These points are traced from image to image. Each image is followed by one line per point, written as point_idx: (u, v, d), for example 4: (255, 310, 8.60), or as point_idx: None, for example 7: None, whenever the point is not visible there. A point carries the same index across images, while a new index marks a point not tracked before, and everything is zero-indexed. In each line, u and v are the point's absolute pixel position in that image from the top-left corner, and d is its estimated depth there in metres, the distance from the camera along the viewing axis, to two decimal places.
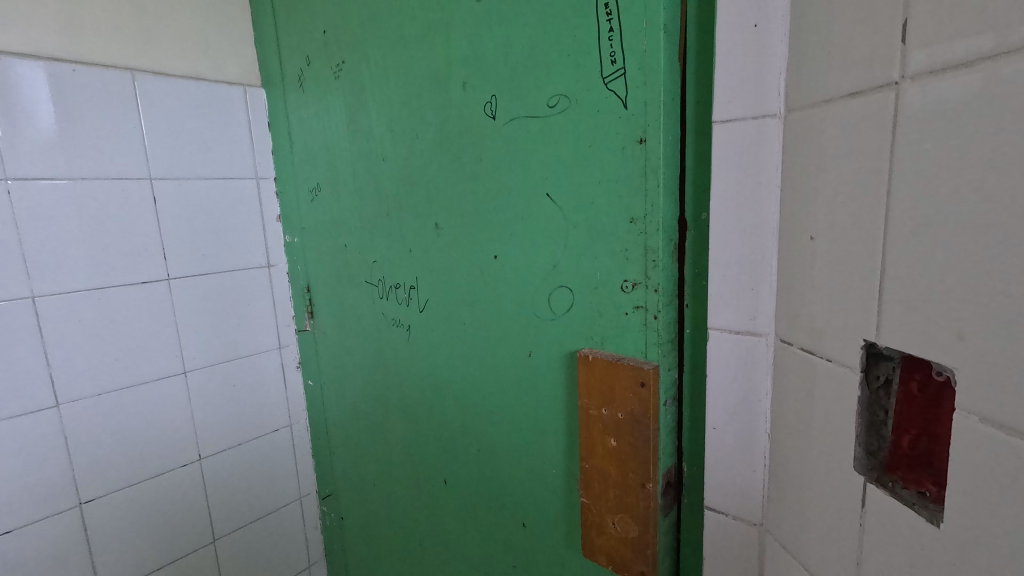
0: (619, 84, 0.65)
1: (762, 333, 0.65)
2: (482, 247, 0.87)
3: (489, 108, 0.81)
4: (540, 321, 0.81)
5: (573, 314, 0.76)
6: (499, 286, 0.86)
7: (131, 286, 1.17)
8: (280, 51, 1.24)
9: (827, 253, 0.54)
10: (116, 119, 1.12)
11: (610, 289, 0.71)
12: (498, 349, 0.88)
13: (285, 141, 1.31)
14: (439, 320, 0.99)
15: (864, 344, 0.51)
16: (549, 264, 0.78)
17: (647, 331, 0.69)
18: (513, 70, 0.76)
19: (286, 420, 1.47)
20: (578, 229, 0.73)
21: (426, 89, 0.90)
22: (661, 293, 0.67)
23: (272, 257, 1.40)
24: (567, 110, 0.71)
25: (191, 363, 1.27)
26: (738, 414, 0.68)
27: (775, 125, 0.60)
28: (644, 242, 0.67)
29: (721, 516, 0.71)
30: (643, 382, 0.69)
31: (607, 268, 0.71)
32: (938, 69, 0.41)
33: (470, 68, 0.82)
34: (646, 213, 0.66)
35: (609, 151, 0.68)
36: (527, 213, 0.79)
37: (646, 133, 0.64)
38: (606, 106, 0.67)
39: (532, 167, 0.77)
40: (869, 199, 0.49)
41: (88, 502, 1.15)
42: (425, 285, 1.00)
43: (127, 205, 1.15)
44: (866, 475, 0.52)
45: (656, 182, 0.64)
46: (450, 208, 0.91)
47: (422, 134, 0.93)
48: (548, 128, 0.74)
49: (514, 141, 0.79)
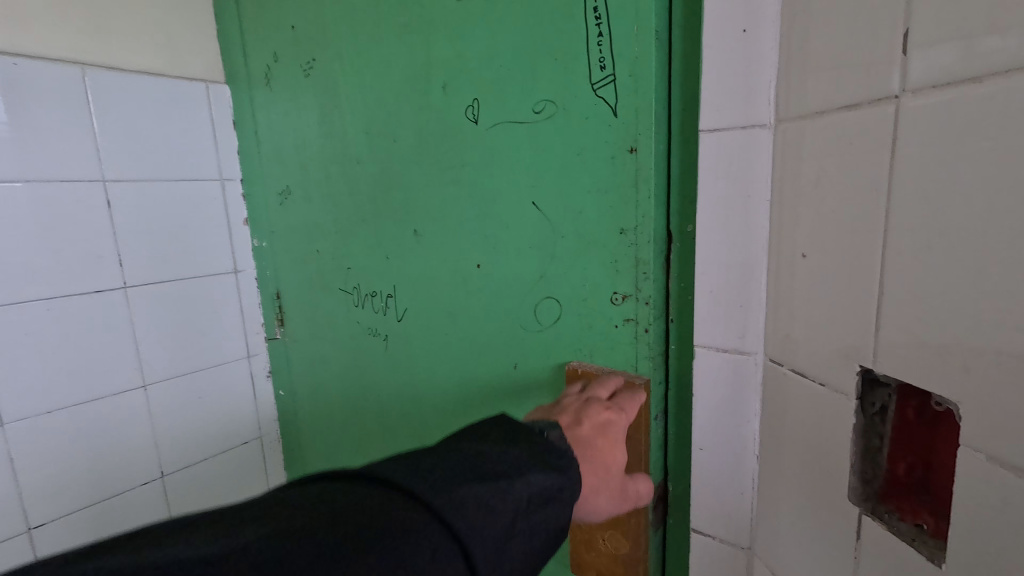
0: (608, 91, 0.62)
1: (750, 351, 0.62)
2: (464, 256, 0.83)
3: (471, 112, 0.76)
4: (525, 333, 0.78)
5: (561, 326, 0.73)
6: (482, 297, 0.82)
7: (84, 296, 1.09)
8: (246, 46, 1.18)
9: (817, 273, 0.52)
10: (65, 116, 1.04)
11: (598, 301, 0.69)
12: (482, 360, 0.84)
13: (251, 141, 1.24)
14: (419, 330, 0.94)
15: (860, 369, 0.47)
16: (535, 274, 0.74)
17: (637, 344, 0.67)
18: (496, 74, 0.72)
19: (256, 432, 1.40)
20: (567, 239, 0.70)
21: (404, 91, 0.85)
22: (652, 306, 0.65)
23: (240, 262, 1.33)
24: (554, 116, 0.68)
25: (151, 376, 1.20)
26: (725, 434, 0.65)
27: (764, 136, 0.57)
28: (635, 253, 0.64)
29: (708, 539, 0.69)
30: None
31: (596, 280, 0.68)
32: (943, 83, 0.38)
33: (449, 70, 0.78)
34: (637, 224, 0.64)
35: (598, 160, 0.65)
36: (512, 220, 0.75)
37: (636, 142, 0.62)
38: (594, 114, 0.64)
39: (517, 175, 0.73)
40: (863, 215, 0.46)
41: (38, 526, 1.07)
42: (404, 294, 0.95)
43: (77, 208, 1.07)
44: (860, 506, 0.49)
45: (648, 193, 0.62)
46: (430, 214, 0.87)
47: (400, 138, 0.88)
48: (534, 134, 0.70)
49: (498, 146, 0.75)
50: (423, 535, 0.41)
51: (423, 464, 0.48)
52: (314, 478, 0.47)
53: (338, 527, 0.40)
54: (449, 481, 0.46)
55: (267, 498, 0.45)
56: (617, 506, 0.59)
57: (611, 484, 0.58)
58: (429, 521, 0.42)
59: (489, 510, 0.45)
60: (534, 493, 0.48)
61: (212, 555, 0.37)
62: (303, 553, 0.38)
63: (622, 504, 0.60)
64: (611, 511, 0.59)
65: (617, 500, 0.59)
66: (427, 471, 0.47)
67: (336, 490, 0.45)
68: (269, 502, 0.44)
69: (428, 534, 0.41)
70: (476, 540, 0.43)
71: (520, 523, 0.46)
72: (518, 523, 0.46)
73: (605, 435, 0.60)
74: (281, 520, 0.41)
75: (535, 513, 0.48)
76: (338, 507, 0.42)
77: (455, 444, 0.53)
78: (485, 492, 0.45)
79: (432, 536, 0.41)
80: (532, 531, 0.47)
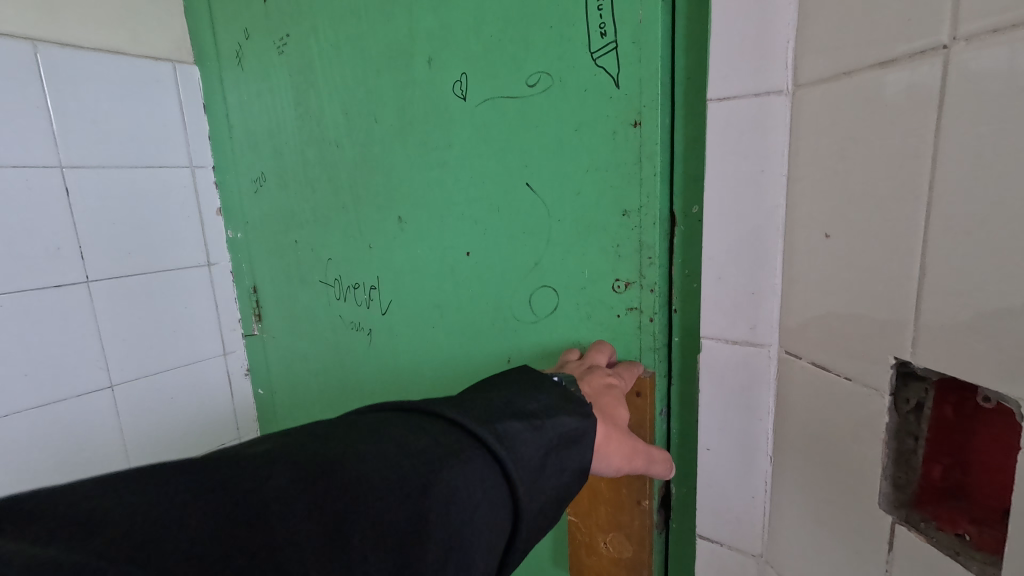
0: (609, 60, 0.57)
1: (763, 342, 0.56)
2: (451, 244, 0.77)
3: (457, 87, 0.70)
4: (519, 327, 0.72)
5: (557, 317, 0.68)
6: (471, 288, 0.76)
7: (41, 291, 1.01)
8: (215, 24, 1.09)
9: (844, 255, 0.46)
10: (15, 95, 0.96)
11: (598, 289, 0.64)
12: (471, 354, 0.79)
13: (222, 125, 1.16)
14: (403, 324, 0.88)
15: (895, 362, 0.42)
16: (529, 263, 0.69)
17: (641, 335, 0.62)
18: (484, 45, 0.66)
19: (234, 433, 1.32)
20: (563, 224, 0.64)
21: (384, 65, 0.79)
22: (657, 293, 0.60)
23: (213, 254, 1.25)
24: (550, 89, 0.62)
25: (119, 376, 1.11)
26: (733, 434, 0.59)
27: (779, 103, 0.51)
28: (639, 236, 0.59)
29: (715, 545, 0.64)
30: (638, 392, 0.62)
31: (596, 267, 0.63)
32: (1002, 27, 0.32)
33: (432, 42, 0.71)
34: (641, 206, 0.58)
35: (598, 135, 0.60)
36: (505, 204, 0.69)
37: (640, 116, 0.56)
38: (594, 85, 0.59)
39: (510, 155, 0.67)
40: (899, 189, 0.40)
41: None
42: (386, 286, 0.89)
43: (31, 196, 0.98)
44: (894, 515, 0.44)
45: (653, 171, 0.57)
46: (414, 199, 0.80)
47: (380, 119, 0.81)
48: (527, 110, 0.64)
49: (486, 124, 0.68)
50: (459, 460, 0.39)
51: (457, 403, 0.46)
52: (355, 411, 0.46)
53: (378, 445, 0.39)
54: (494, 413, 0.45)
55: (314, 422, 0.44)
56: (625, 465, 0.53)
57: (617, 439, 0.52)
58: (468, 448, 0.40)
59: (533, 436, 0.44)
60: (566, 432, 0.46)
61: (256, 460, 0.36)
62: (350, 463, 0.37)
63: (631, 466, 0.53)
64: (620, 468, 0.52)
65: (625, 457, 0.53)
66: (464, 407, 0.46)
67: (374, 419, 0.43)
68: (312, 427, 0.42)
69: (466, 459, 0.40)
70: (511, 468, 0.41)
71: (553, 458, 0.44)
72: (552, 458, 0.44)
73: (606, 397, 0.55)
74: (325, 439, 0.40)
75: (568, 452, 0.45)
76: (380, 430, 0.41)
77: (486, 390, 0.51)
78: (518, 428, 0.44)
79: (463, 463, 0.39)
80: (565, 469, 0.45)
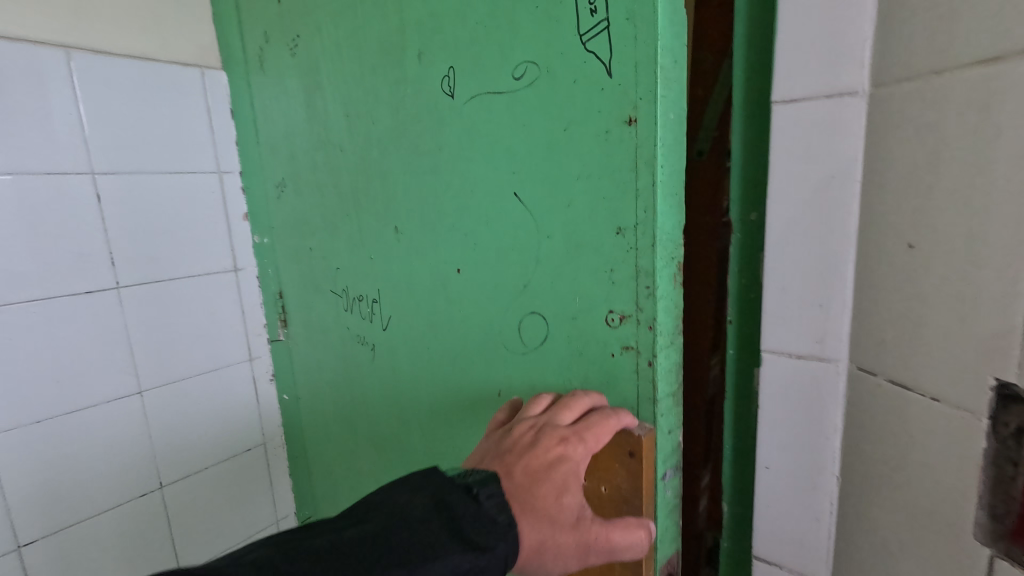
0: (600, 41, 0.54)
1: (831, 358, 0.53)
2: (443, 260, 0.75)
3: (447, 82, 0.68)
4: (510, 354, 0.70)
5: (549, 346, 0.66)
6: (464, 304, 0.74)
7: (72, 297, 1.01)
8: (241, 27, 1.09)
9: (934, 268, 0.43)
10: (50, 104, 0.96)
11: (590, 319, 0.61)
12: (467, 376, 0.77)
13: (250, 129, 1.15)
14: (402, 342, 0.86)
15: (996, 384, 0.39)
16: (519, 283, 0.67)
17: (639, 378, 0.59)
18: (471, 34, 0.64)
19: (260, 439, 1.31)
20: (554, 241, 0.62)
21: (380, 63, 0.77)
22: (656, 330, 0.57)
23: (239, 259, 1.24)
24: (537, 80, 0.60)
25: (148, 382, 1.11)
26: (796, 454, 0.57)
27: (855, 105, 0.48)
28: (635, 260, 0.56)
29: (775, 569, 0.61)
30: (632, 452, 0.57)
31: (588, 293, 0.61)
32: None
33: (424, 35, 0.70)
34: (636, 222, 0.55)
35: (591, 135, 0.57)
36: (492, 215, 0.67)
37: (634, 112, 0.53)
38: (585, 72, 0.56)
39: (498, 158, 0.65)
40: (1000, 197, 0.37)
41: (28, 544, 0.99)
42: (386, 300, 0.87)
43: (63, 203, 0.99)
44: (992, 547, 0.41)
45: (650, 181, 0.54)
46: (410, 211, 0.78)
47: (377, 120, 0.79)
48: (514, 102, 0.62)
49: (477, 124, 0.66)
50: None
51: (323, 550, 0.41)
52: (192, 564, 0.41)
53: None
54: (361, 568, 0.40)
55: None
56: (577, 563, 0.49)
57: (560, 541, 0.47)
58: None
59: None
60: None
61: None
62: None
63: (589, 560, 0.49)
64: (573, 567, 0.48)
65: (575, 555, 0.48)
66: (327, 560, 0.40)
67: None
68: None
69: None
70: None
71: None
72: None
73: (548, 480, 0.49)
74: None
75: None
76: None
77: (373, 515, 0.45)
78: None
79: None
80: None
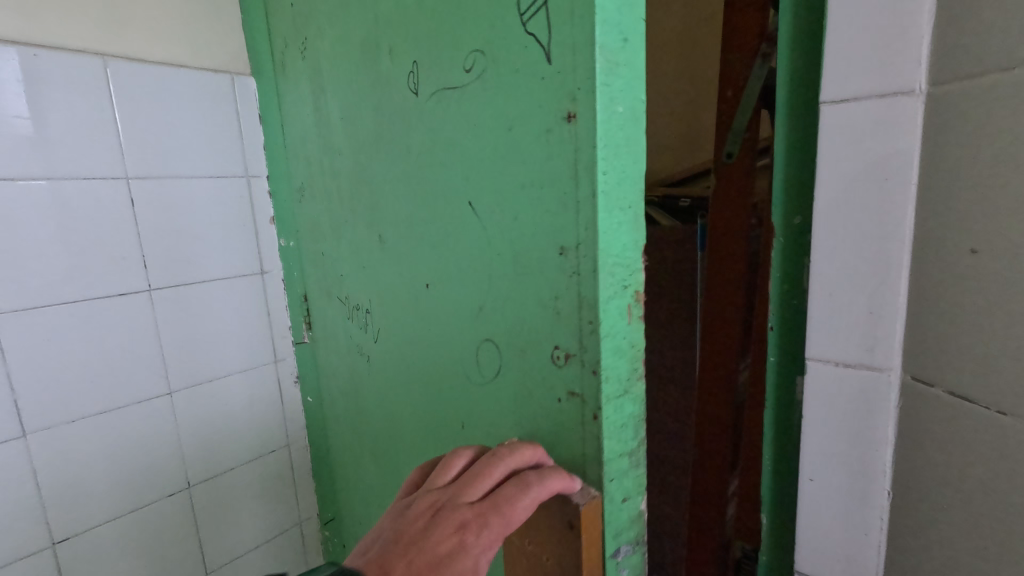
0: (538, 21, 0.48)
1: (881, 368, 0.51)
2: (416, 273, 0.73)
3: (411, 79, 0.65)
4: (470, 382, 0.66)
5: (504, 378, 0.61)
6: (432, 322, 0.71)
7: (107, 299, 1.03)
8: (271, 33, 1.10)
9: (998, 275, 0.41)
10: (88, 111, 0.99)
11: (538, 353, 0.56)
12: (440, 397, 0.74)
13: (278, 133, 1.16)
14: (389, 353, 0.85)
15: None
16: (475, 306, 0.62)
17: (584, 429, 0.53)
18: (430, 24, 0.60)
19: (284, 441, 1.32)
20: (503, 261, 0.57)
21: (365, 63, 0.75)
22: (597, 374, 0.50)
23: (266, 262, 1.25)
24: (484, 73, 0.54)
25: (177, 384, 1.13)
26: (843, 465, 0.56)
27: (910, 104, 0.46)
28: (578, 289, 0.50)
29: None
30: (571, 523, 0.52)
31: (535, 323, 0.55)
32: None
33: (392, 31, 0.67)
34: (578, 245, 0.49)
35: (532, 136, 0.51)
36: (452, 228, 0.63)
37: (572, 108, 0.46)
38: (526, 61, 0.50)
39: (455, 166, 0.61)
40: None
41: (63, 540, 1.01)
42: (378, 311, 0.86)
43: (98, 206, 1.01)
44: None
45: (588, 195, 0.47)
46: (392, 220, 0.76)
47: (365, 123, 0.79)
48: (464, 98, 0.57)
49: (438, 128, 0.62)
50: None
51: None
52: None
53: None
54: None
55: None
56: None
57: None
58: None
59: None
60: None
61: None
62: None
63: None
64: None
65: None
66: None
67: None
68: None
69: None
70: None
71: None
72: None
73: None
74: None
75: None
76: None
77: None
78: None
79: None
80: None
